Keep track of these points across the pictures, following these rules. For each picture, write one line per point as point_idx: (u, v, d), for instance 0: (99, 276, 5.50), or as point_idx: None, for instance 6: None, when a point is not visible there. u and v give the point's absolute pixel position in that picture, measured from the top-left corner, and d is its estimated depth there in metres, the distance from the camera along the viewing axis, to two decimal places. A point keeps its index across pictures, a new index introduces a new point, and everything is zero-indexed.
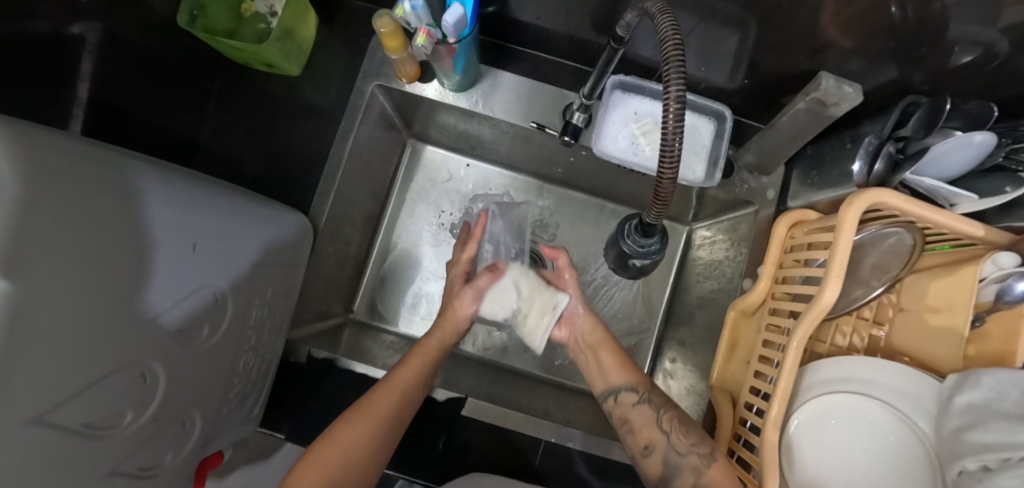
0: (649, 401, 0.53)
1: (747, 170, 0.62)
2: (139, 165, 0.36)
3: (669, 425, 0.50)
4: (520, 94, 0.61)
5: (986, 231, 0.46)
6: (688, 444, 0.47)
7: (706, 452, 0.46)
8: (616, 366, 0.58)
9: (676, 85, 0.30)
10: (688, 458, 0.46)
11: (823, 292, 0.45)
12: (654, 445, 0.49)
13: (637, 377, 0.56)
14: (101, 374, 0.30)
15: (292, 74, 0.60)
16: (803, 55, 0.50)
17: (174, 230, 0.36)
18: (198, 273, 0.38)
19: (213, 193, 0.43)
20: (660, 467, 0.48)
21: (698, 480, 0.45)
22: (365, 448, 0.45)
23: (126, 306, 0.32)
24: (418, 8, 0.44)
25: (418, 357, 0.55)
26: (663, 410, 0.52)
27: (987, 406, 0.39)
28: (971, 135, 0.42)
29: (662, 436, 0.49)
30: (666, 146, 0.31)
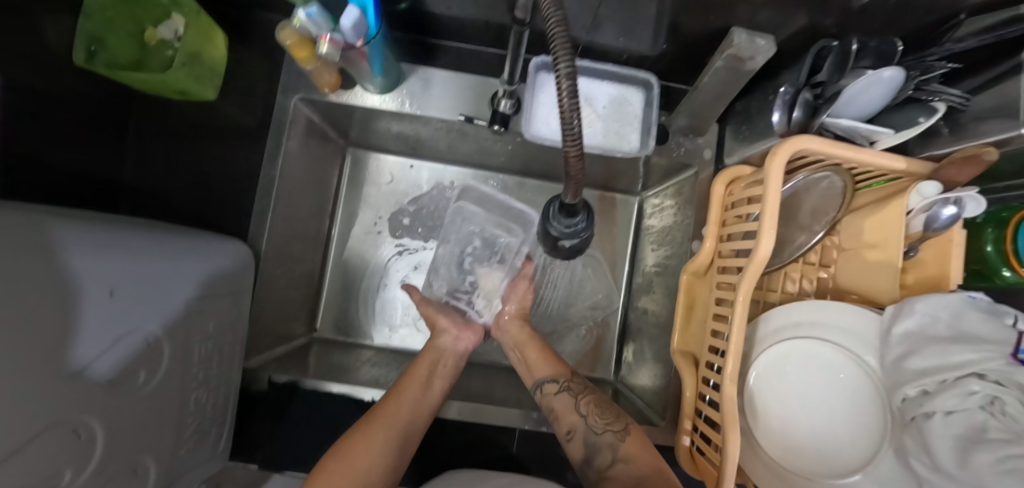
0: (569, 388, 0.55)
1: (681, 133, 0.62)
2: (30, 217, 0.33)
3: (587, 408, 0.52)
4: (448, 88, 0.60)
5: (906, 163, 0.47)
6: (603, 423, 0.50)
7: (620, 428, 0.50)
8: (539, 358, 0.59)
9: (565, 59, 0.29)
10: (604, 437, 0.49)
11: (760, 244, 0.46)
12: (574, 429, 0.52)
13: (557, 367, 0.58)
14: (34, 431, 0.29)
15: (208, 98, 0.57)
16: (716, 13, 0.50)
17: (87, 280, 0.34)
18: (125, 319, 0.36)
19: (127, 236, 0.41)
20: (581, 451, 0.50)
21: (615, 457, 0.47)
22: (367, 466, 0.44)
23: (51, 363, 0.30)
24: (314, 15, 0.42)
25: (412, 383, 0.53)
26: (582, 395, 0.54)
27: (923, 332, 0.40)
28: (880, 70, 0.43)
29: (581, 418, 0.52)
30: (565, 124, 0.31)
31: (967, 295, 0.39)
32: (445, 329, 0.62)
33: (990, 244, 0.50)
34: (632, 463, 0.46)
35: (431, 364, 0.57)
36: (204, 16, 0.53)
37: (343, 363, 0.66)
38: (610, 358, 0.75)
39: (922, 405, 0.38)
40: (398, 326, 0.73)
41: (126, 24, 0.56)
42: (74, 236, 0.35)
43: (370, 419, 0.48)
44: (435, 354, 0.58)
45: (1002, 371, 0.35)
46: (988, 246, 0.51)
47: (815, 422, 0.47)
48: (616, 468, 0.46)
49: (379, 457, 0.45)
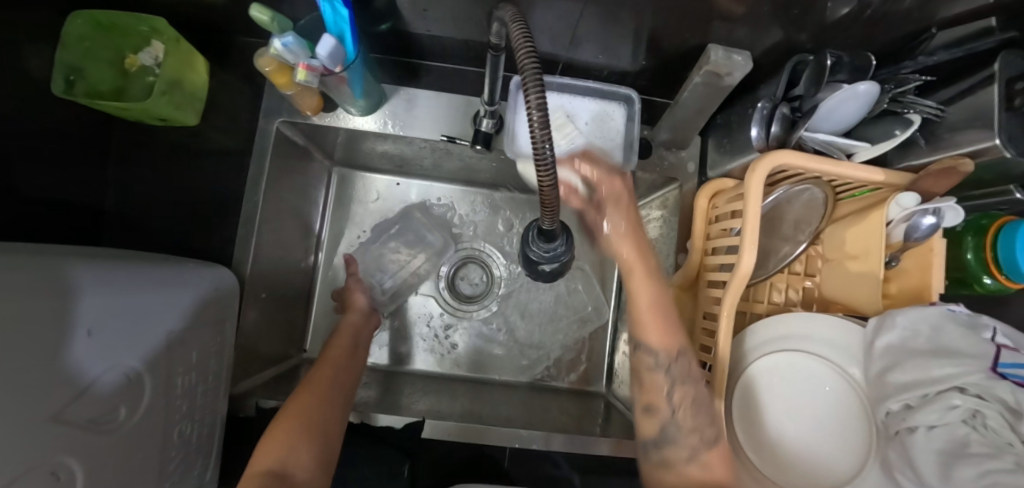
0: (667, 372, 0.46)
1: (664, 147, 0.62)
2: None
3: (680, 404, 0.45)
4: (432, 109, 0.61)
5: (885, 174, 0.48)
6: (693, 425, 0.44)
7: (710, 436, 0.44)
8: (654, 319, 0.47)
9: (535, 91, 0.29)
10: (687, 438, 0.44)
11: (742, 260, 0.47)
12: (655, 409, 0.45)
13: (670, 331, 0.46)
14: (16, 474, 0.27)
15: (190, 123, 0.57)
16: (693, 30, 0.50)
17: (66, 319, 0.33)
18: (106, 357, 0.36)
19: (107, 271, 0.40)
20: (654, 433, 0.45)
21: (694, 456, 0.43)
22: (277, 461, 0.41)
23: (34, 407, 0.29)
24: (290, 44, 0.42)
25: (315, 380, 0.51)
26: (681, 383, 0.45)
27: (903, 345, 0.40)
28: (856, 86, 0.44)
29: (667, 406, 0.45)
30: (537, 153, 0.31)
31: (947, 308, 0.40)
32: (360, 306, 0.67)
33: (970, 251, 0.51)
34: (711, 470, 0.42)
35: (348, 346, 0.60)
36: (184, 44, 0.53)
37: None
38: (602, 369, 0.75)
39: (906, 420, 0.38)
40: (387, 344, 0.72)
41: (107, 53, 0.56)
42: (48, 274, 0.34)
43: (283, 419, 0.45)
44: (349, 335, 0.62)
45: (981, 385, 0.35)
46: (968, 254, 0.51)
47: (802, 436, 0.47)
48: (689, 469, 0.43)
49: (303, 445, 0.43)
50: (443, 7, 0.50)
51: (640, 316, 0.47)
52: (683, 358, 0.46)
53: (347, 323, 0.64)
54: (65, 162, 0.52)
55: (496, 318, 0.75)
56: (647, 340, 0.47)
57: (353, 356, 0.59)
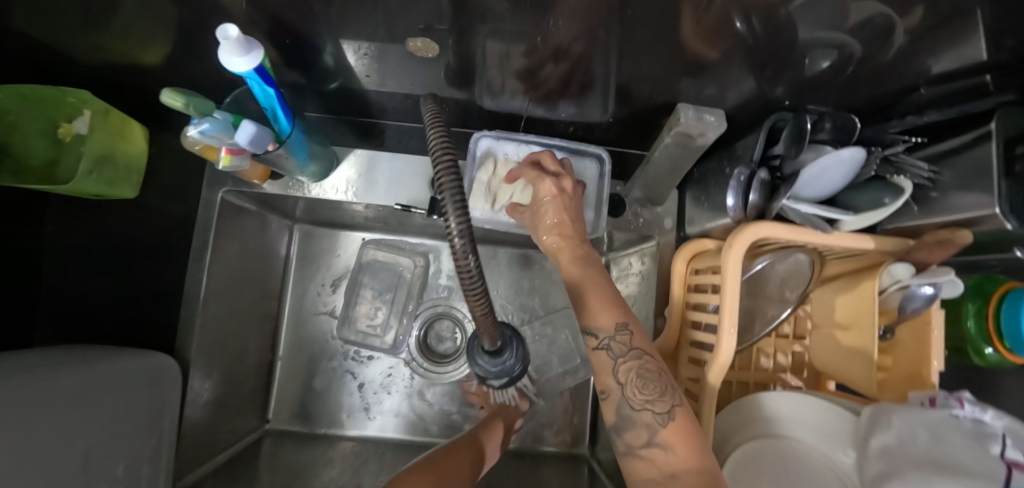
0: (609, 347, 0.41)
1: (638, 203, 0.59)
2: None
3: (627, 376, 0.40)
4: (392, 171, 0.59)
5: (876, 243, 0.43)
6: (643, 398, 0.38)
7: (663, 409, 0.37)
8: (595, 299, 0.43)
9: (455, 213, 0.26)
10: (642, 415, 0.38)
11: (721, 346, 0.42)
12: (608, 393, 0.41)
13: (617, 312, 0.42)
14: None
15: (129, 196, 0.54)
16: (661, 88, 0.46)
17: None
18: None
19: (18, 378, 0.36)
20: (613, 417, 0.40)
21: (651, 439, 0.37)
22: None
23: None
24: (207, 131, 0.38)
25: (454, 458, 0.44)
26: (624, 358, 0.40)
27: (902, 450, 0.35)
28: (839, 153, 0.40)
29: (617, 385, 0.40)
30: (466, 282, 0.27)
31: (950, 412, 0.36)
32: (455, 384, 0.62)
33: (970, 319, 0.47)
34: (673, 451, 0.36)
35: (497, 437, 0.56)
36: (114, 113, 0.50)
37: (294, 460, 0.61)
38: (585, 427, 0.72)
39: None
40: (356, 411, 0.69)
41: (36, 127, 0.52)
42: None
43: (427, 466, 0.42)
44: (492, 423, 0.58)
45: None
46: (969, 322, 0.47)
47: None
48: (650, 453, 0.37)
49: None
50: (390, 66, 0.47)
51: (582, 300, 0.43)
52: (625, 330, 0.41)
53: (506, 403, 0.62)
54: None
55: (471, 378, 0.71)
56: (594, 324, 0.43)
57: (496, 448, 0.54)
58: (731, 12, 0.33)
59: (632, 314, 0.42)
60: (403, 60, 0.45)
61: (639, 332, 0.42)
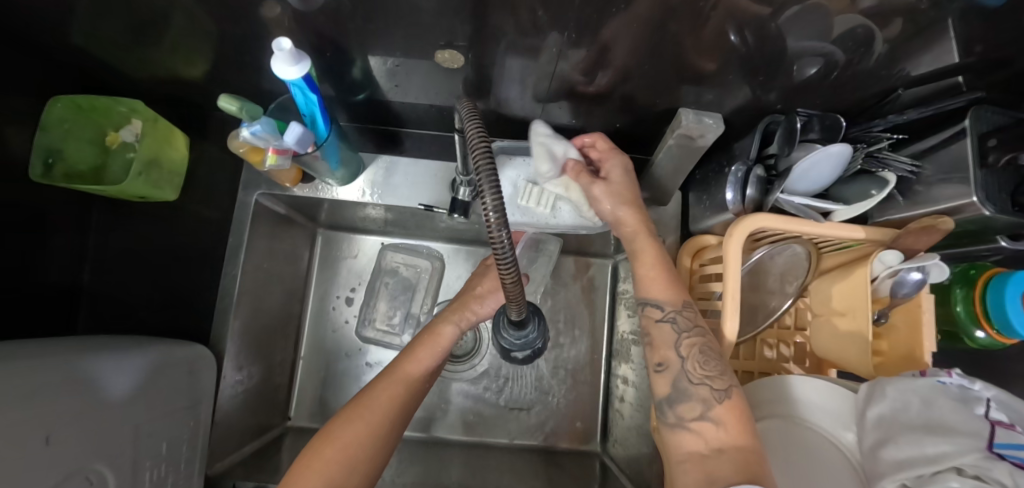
0: (674, 321, 0.44)
1: (645, 204, 0.62)
2: None
3: (688, 351, 0.42)
4: (413, 176, 0.63)
5: (866, 232, 0.47)
6: (703, 373, 0.40)
7: (720, 387, 0.40)
8: (663, 276, 0.47)
9: (491, 192, 0.28)
10: (698, 389, 0.40)
11: (724, 327, 0.45)
12: (665, 365, 0.42)
13: (682, 294, 0.46)
14: None
15: (170, 198, 0.58)
16: (662, 97, 0.51)
17: (32, 421, 0.32)
18: (72, 461, 0.35)
19: (83, 361, 0.39)
20: (665, 388, 0.41)
21: (704, 412, 0.39)
22: (377, 418, 0.42)
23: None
24: (258, 131, 0.42)
25: (428, 347, 0.50)
26: (686, 334, 0.43)
27: (895, 418, 0.38)
28: (828, 148, 0.44)
29: (678, 358, 0.42)
30: (494, 242, 0.30)
31: (938, 379, 0.39)
32: None
33: (960, 304, 0.50)
34: (725, 426, 0.37)
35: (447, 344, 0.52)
36: (162, 122, 0.55)
37: None
38: (597, 423, 0.74)
39: None
40: None
41: (86, 131, 0.56)
42: (17, 377, 0.33)
43: (362, 401, 0.43)
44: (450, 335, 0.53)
45: (981, 467, 0.32)
46: (958, 306, 0.50)
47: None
48: (701, 426, 0.38)
49: (391, 419, 0.42)
50: (416, 79, 0.52)
51: (641, 274, 0.48)
52: (689, 308, 0.45)
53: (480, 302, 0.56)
54: (44, 244, 0.53)
55: (486, 376, 0.74)
56: (659, 299, 0.46)
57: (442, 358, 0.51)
58: (727, 25, 0.37)
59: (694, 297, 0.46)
60: (429, 71, 0.50)
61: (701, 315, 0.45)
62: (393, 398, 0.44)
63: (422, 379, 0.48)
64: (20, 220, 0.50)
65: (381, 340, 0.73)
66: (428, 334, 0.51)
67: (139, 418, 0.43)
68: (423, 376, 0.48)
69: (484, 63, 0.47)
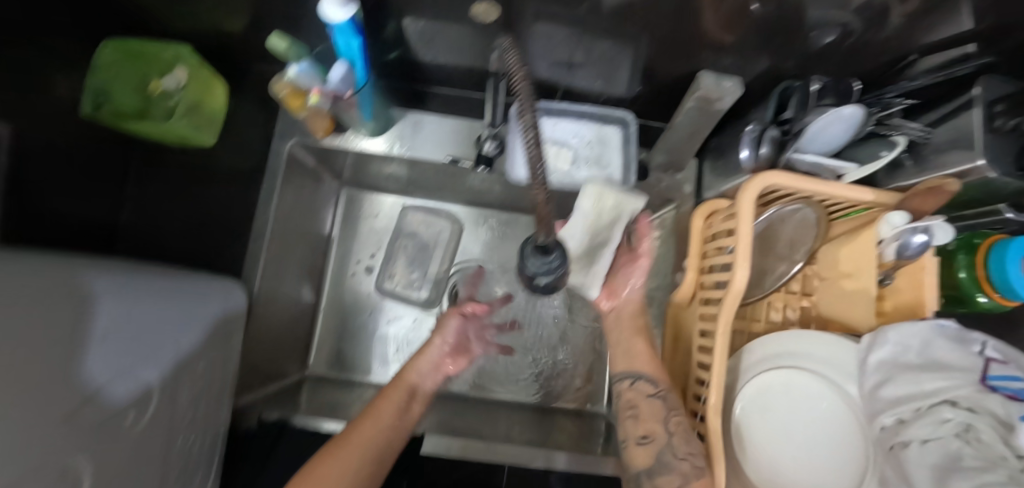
0: (663, 399, 0.51)
1: (662, 169, 0.64)
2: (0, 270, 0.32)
3: (675, 428, 0.48)
4: (438, 133, 0.66)
5: (874, 194, 0.49)
6: (687, 450, 0.46)
7: (701, 465, 0.45)
8: (643, 354, 0.55)
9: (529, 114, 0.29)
10: (681, 464, 0.45)
11: (734, 277, 0.47)
12: (654, 438, 0.48)
13: (662, 378, 0.53)
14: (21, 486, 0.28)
15: (207, 144, 0.61)
16: (684, 61, 0.53)
17: (58, 322, 0.33)
18: (130, 362, 0.38)
19: (82, 279, 0.39)
20: (649, 461, 0.47)
21: (683, 485, 0.44)
22: (358, 461, 0.46)
23: (45, 405, 0.30)
24: (305, 70, 0.46)
25: (398, 389, 0.54)
26: (674, 411, 0.49)
27: (896, 360, 0.41)
28: (840, 109, 0.45)
29: (665, 433, 0.48)
30: (529, 168, 0.30)
31: (937, 323, 0.42)
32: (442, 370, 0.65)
33: (964, 269, 0.52)
34: None
35: (412, 385, 0.56)
36: (206, 69, 0.58)
37: (333, 399, 0.66)
38: (603, 391, 0.75)
39: (900, 435, 0.38)
40: (388, 361, 0.74)
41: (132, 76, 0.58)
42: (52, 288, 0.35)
43: (331, 452, 0.46)
44: (416, 377, 0.57)
45: (973, 398, 0.37)
46: (962, 272, 0.52)
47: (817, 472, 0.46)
48: None
49: (355, 471, 0.45)
50: (446, 39, 0.54)
51: (618, 350, 0.57)
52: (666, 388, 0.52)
53: (428, 353, 0.59)
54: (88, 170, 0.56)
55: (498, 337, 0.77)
56: (636, 370, 0.54)
57: (411, 400, 0.55)
58: None
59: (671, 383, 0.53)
60: (460, 31, 0.52)
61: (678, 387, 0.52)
62: (362, 450, 0.47)
63: (394, 421, 0.51)
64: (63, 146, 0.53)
65: (398, 294, 0.75)
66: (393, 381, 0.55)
67: (167, 320, 0.44)
68: (387, 424, 0.50)
69: (512, 26, 0.49)
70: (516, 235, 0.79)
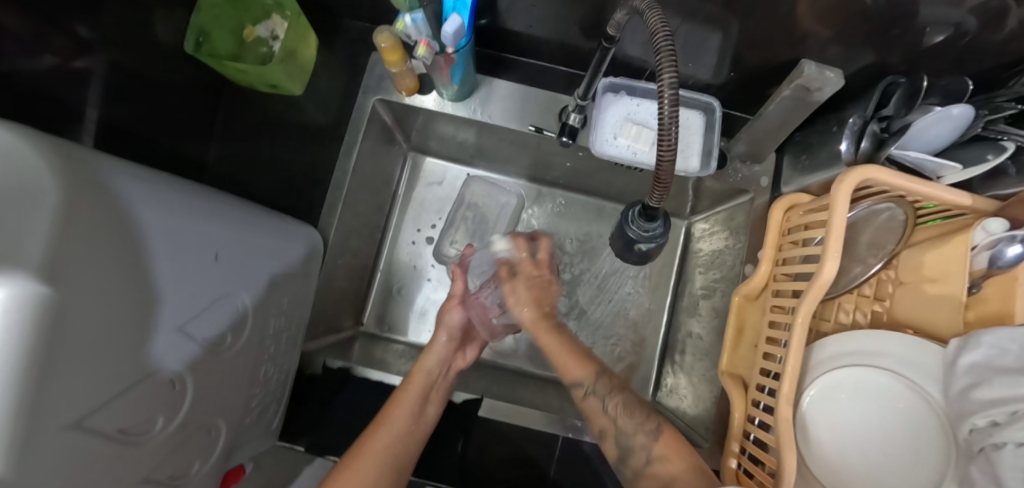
0: (595, 392, 0.52)
1: (740, 159, 0.65)
2: (146, 175, 0.34)
3: (615, 410, 0.50)
4: (514, 101, 0.64)
5: (972, 199, 0.48)
6: (634, 424, 0.49)
7: (652, 430, 0.48)
8: (568, 358, 0.55)
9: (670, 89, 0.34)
10: (637, 438, 0.48)
11: (823, 268, 0.47)
12: (605, 431, 0.50)
13: (591, 365, 0.54)
14: (129, 380, 0.30)
15: (294, 93, 0.63)
16: (782, 49, 0.52)
17: (191, 231, 0.36)
18: (232, 283, 0.40)
19: (208, 196, 0.42)
20: (615, 450, 0.49)
21: (650, 456, 0.46)
22: (377, 469, 0.48)
23: (148, 324, 0.31)
24: (418, 21, 0.48)
25: (411, 392, 0.55)
26: (609, 397, 0.51)
27: (990, 364, 0.39)
28: (950, 108, 0.44)
29: (609, 420, 0.50)
30: (665, 136, 0.36)
31: None
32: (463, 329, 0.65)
33: None
34: (669, 460, 0.46)
35: (426, 384, 0.57)
36: (302, 20, 0.60)
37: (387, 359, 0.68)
38: (648, 379, 0.77)
39: (993, 436, 0.37)
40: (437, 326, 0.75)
41: (229, 22, 0.61)
42: (191, 201, 0.38)
43: (358, 454, 0.48)
44: (427, 374, 0.58)
45: None
46: None
47: (878, 474, 0.45)
48: (653, 468, 0.46)
49: (382, 470, 0.48)
50: (539, 10, 0.55)
51: (559, 361, 0.55)
52: (603, 376, 0.53)
53: (430, 357, 0.59)
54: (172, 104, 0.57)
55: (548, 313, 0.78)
56: (574, 378, 0.53)
57: (426, 400, 0.56)
58: None
59: (601, 365, 0.54)
60: (554, 4, 0.53)
61: (613, 375, 0.54)
62: (384, 451, 0.49)
63: (411, 421, 0.53)
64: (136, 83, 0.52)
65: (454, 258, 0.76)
66: (405, 383, 0.56)
67: (225, 235, 0.40)
68: (408, 423, 0.52)
69: (611, 2, 0.50)
70: (577, 215, 0.80)
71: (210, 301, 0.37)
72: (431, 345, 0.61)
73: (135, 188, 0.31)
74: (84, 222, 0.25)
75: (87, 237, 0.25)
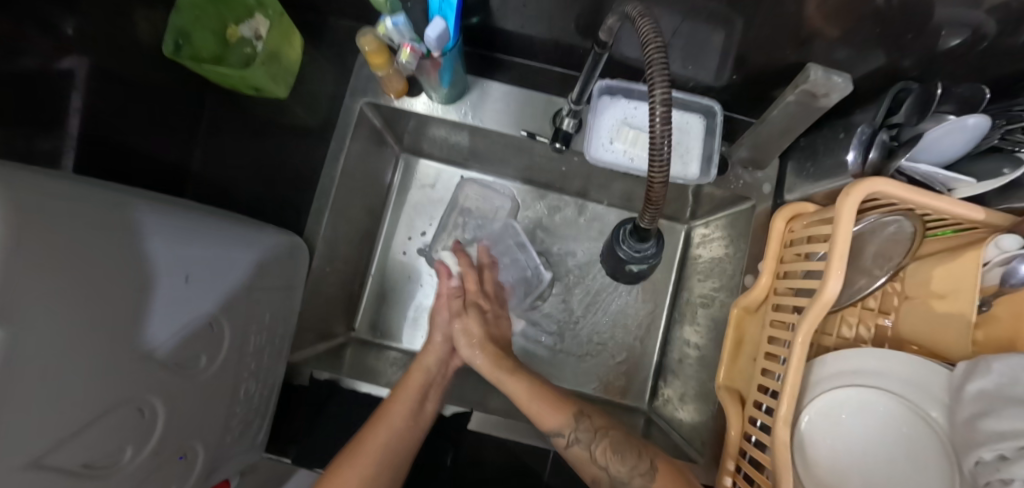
0: (578, 438, 0.51)
1: (741, 165, 0.63)
2: (106, 194, 0.32)
3: (605, 456, 0.49)
4: (507, 102, 0.62)
5: (986, 214, 0.45)
6: (629, 468, 0.47)
7: (645, 471, 0.47)
8: (545, 409, 0.53)
9: (662, 103, 0.32)
10: (634, 481, 0.47)
11: (825, 285, 0.44)
12: (598, 479, 0.50)
13: (569, 411, 0.52)
14: (95, 412, 0.29)
15: (279, 95, 0.61)
16: (787, 50, 0.50)
17: (153, 253, 0.34)
18: (208, 301, 0.39)
19: (179, 212, 0.40)
20: None
21: None
22: (372, 469, 0.49)
23: (117, 353, 0.30)
24: (400, 24, 0.45)
25: (408, 391, 0.55)
26: (596, 443, 0.50)
27: (997, 392, 0.37)
28: (964, 118, 0.42)
29: (602, 469, 0.49)
30: (655, 150, 0.34)
31: None
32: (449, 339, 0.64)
33: None
34: None
35: (424, 383, 0.57)
36: (286, 18, 0.57)
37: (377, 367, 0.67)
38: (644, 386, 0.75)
39: (1001, 471, 0.35)
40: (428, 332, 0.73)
41: (212, 23, 0.58)
42: (158, 219, 0.36)
43: (354, 450, 0.50)
44: (427, 372, 0.58)
45: None
46: None
47: None
48: None
49: (378, 467, 0.50)
50: (531, 9, 0.52)
51: (536, 410, 0.53)
52: (582, 418, 0.52)
53: (429, 355, 0.59)
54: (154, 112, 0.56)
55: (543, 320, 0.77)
56: (552, 427, 0.52)
57: (425, 398, 0.57)
58: None
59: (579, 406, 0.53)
60: (546, 4, 0.50)
61: (592, 416, 0.53)
62: (381, 448, 0.50)
63: (408, 419, 0.54)
64: (117, 87, 0.51)
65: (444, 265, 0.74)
66: (403, 380, 0.56)
67: (199, 253, 0.38)
68: (404, 421, 0.53)
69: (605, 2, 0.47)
70: (574, 219, 0.78)
71: (183, 322, 0.36)
72: (429, 342, 0.61)
73: (89, 210, 0.29)
74: (39, 251, 0.24)
75: (44, 263, 0.25)
